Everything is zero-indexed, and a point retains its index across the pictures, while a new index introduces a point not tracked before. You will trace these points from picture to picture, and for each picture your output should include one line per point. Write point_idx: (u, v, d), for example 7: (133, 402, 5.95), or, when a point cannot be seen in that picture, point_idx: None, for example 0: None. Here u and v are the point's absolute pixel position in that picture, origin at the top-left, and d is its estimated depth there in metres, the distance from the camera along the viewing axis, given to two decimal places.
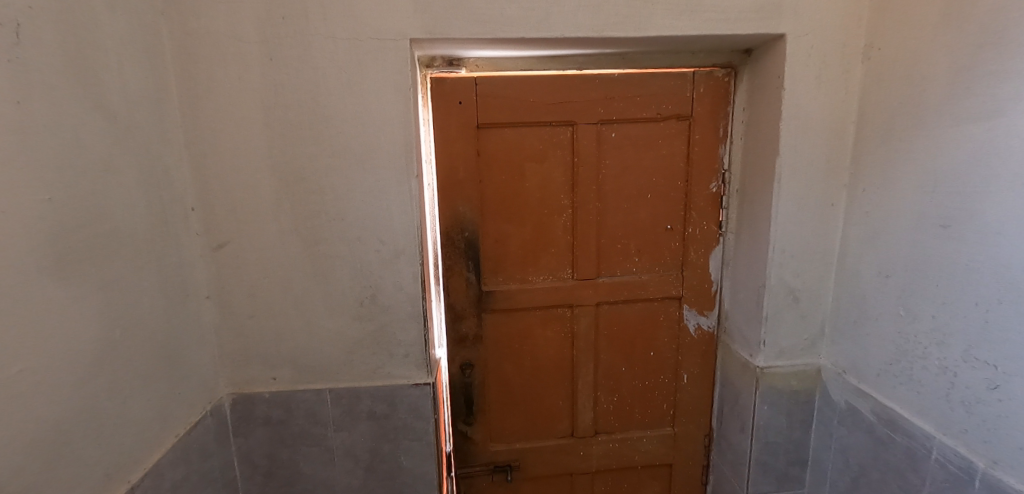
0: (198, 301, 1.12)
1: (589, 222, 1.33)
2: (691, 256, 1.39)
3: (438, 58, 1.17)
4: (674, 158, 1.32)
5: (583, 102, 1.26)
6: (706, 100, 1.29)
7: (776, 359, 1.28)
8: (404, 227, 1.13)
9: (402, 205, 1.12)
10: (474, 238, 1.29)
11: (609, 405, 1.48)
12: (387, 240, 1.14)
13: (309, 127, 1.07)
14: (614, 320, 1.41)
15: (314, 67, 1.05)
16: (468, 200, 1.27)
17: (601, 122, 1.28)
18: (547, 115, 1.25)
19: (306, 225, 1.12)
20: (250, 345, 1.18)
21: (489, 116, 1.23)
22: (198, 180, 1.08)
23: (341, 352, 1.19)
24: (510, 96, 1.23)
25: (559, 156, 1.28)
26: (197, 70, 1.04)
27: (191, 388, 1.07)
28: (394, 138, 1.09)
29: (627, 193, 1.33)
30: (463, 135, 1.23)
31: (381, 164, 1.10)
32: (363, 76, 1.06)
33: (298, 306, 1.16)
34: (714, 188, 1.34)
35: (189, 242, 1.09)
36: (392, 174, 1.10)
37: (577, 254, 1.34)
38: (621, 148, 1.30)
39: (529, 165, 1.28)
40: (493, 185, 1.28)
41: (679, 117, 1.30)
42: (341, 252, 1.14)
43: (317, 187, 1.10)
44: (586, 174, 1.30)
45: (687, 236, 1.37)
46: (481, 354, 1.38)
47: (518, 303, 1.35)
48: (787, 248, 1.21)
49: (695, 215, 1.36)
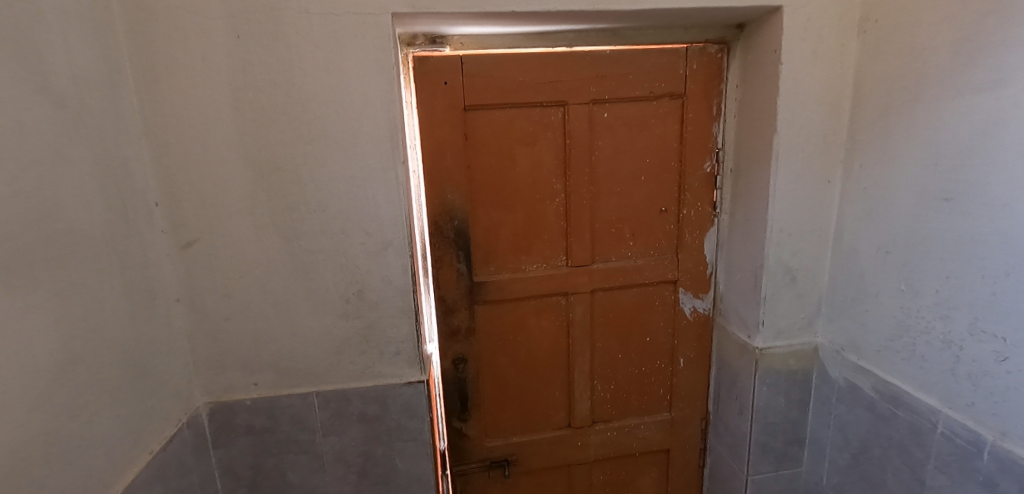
0: (168, 305, 1.02)
1: (582, 207, 1.27)
2: (686, 239, 1.35)
3: (421, 35, 1.11)
4: (667, 138, 1.28)
5: (574, 81, 1.19)
6: (698, 78, 1.26)
7: (774, 340, 1.27)
8: (391, 217, 1.06)
9: (388, 193, 1.05)
10: (464, 226, 1.23)
11: (606, 393, 1.44)
12: (373, 232, 1.07)
13: (282, 110, 0.98)
14: (610, 307, 1.37)
15: (287, 45, 0.95)
16: (457, 186, 1.20)
17: (593, 101, 1.22)
18: (536, 96, 1.19)
19: (284, 218, 1.04)
20: (227, 350, 1.09)
21: (475, 97, 1.16)
22: (161, 172, 0.99)
23: (328, 352, 1.12)
24: (497, 75, 1.16)
25: (550, 139, 1.23)
26: (154, 48, 0.93)
27: (164, 399, 0.98)
28: (377, 121, 1.01)
29: (620, 175, 1.28)
30: (449, 117, 1.16)
31: (364, 150, 1.02)
32: (341, 54, 0.97)
33: (278, 305, 1.09)
34: (709, 168, 1.31)
35: (155, 241, 0.99)
36: (376, 161, 1.03)
37: (571, 240, 1.29)
38: (614, 128, 1.25)
39: (519, 149, 1.22)
40: (482, 170, 1.21)
41: (672, 95, 1.26)
42: (324, 246, 1.06)
43: (295, 176, 1.02)
44: (579, 157, 1.24)
45: (682, 218, 1.33)
46: (475, 348, 1.32)
47: (511, 294, 1.30)
48: (785, 227, 1.19)
49: (690, 197, 1.32)
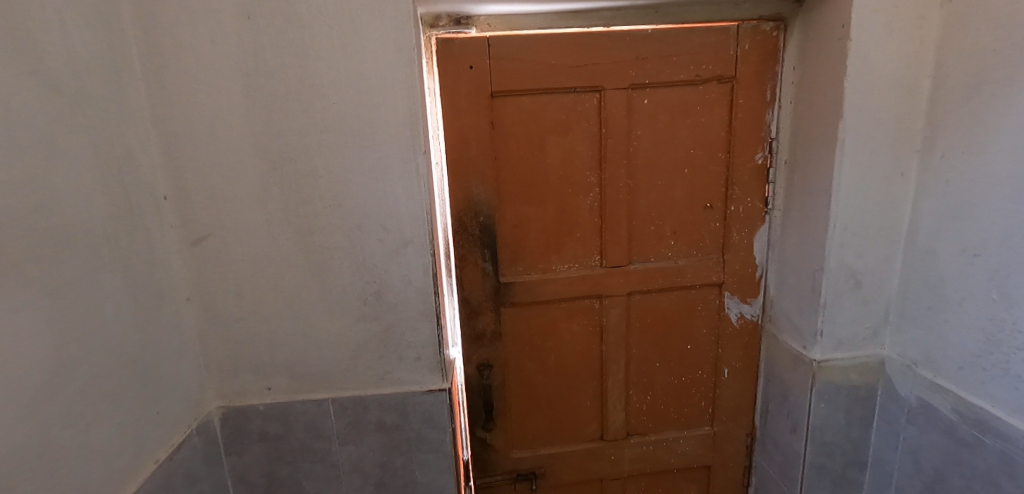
0: (177, 305, 0.97)
1: (618, 202, 1.16)
2: (733, 238, 1.22)
3: (445, 16, 1.01)
4: (714, 126, 1.15)
5: (611, 64, 1.08)
6: (751, 59, 1.12)
7: (833, 351, 1.14)
8: (411, 213, 0.98)
9: (408, 187, 0.97)
10: (489, 223, 1.14)
11: (642, 404, 1.33)
12: (392, 229, 0.99)
13: (295, 97, 0.91)
14: (647, 312, 1.25)
15: (300, 25, 0.88)
16: (483, 180, 1.11)
17: (632, 86, 1.10)
18: (570, 80, 1.08)
19: (297, 213, 0.97)
20: (239, 353, 1.04)
21: (502, 83, 1.07)
22: (170, 164, 0.93)
23: (344, 357, 1.05)
24: (527, 57, 1.06)
25: (584, 128, 1.12)
26: (161, 30, 0.87)
27: (171, 405, 0.93)
28: (397, 108, 0.93)
29: (660, 168, 1.16)
30: (474, 105, 1.07)
31: (382, 139, 0.94)
32: (358, 35, 0.89)
33: (292, 306, 1.02)
34: (761, 159, 1.18)
35: (164, 237, 0.94)
36: (395, 152, 0.95)
37: (606, 238, 1.18)
38: (654, 116, 1.13)
39: (550, 139, 1.12)
40: (509, 162, 1.12)
41: (720, 78, 1.13)
42: (339, 243, 0.99)
43: (309, 168, 0.95)
44: (615, 147, 1.13)
45: (729, 215, 1.21)
46: (500, 354, 1.23)
47: (540, 296, 1.20)
48: (849, 226, 1.06)
49: (738, 191, 1.19)
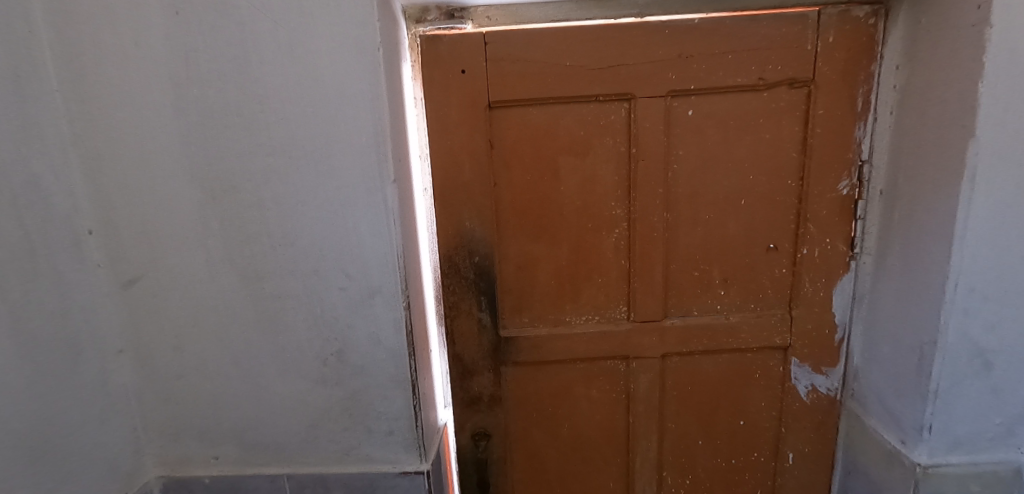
0: (104, 358, 0.81)
1: (652, 241, 0.91)
2: (804, 290, 0.93)
3: (434, 8, 0.82)
4: (783, 145, 0.88)
5: (645, 65, 0.83)
6: (837, 55, 0.83)
7: (945, 454, 0.83)
8: (378, 256, 0.78)
9: (374, 224, 0.76)
10: (486, 265, 0.91)
11: (678, 489, 1.07)
12: (356, 275, 0.79)
13: (235, 110, 0.73)
14: (686, 378, 0.99)
15: (239, 21, 0.69)
16: (479, 211, 0.88)
17: (672, 93, 0.84)
18: (589, 86, 0.84)
19: (242, 253, 0.79)
20: (181, 415, 0.87)
21: (502, 90, 0.84)
22: (95, 193, 0.77)
23: (301, 426, 0.86)
24: (533, 58, 0.83)
25: (607, 147, 0.87)
26: (76, 30, 0.71)
27: (84, 482, 0.77)
28: (359, 124, 0.72)
29: (707, 197, 0.90)
30: (467, 119, 0.85)
31: (341, 164, 0.74)
32: (309, 31, 0.69)
33: (239, 364, 0.84)
34: (846, 189, 0.88)
35: (87, 279, 0.78)
36: (357, 179, 0.74)
37: (635, 286, 0.93)
38: (702, 131, 0.87)
39: (564, 161, 0.88)
40: (511, 189, 0.89)
41: (793, 82, 0.84)
42: (293, 291, 0.80)
43: (254, 198, 0.76)
44: (648, 172, 0.87)
45: (801, 260, 0.92)
46: (500, 422, 1.01)
47: (549, 355, 0.96)
48: (979, 286, 0.75)
49: (813, 230, 0.90)
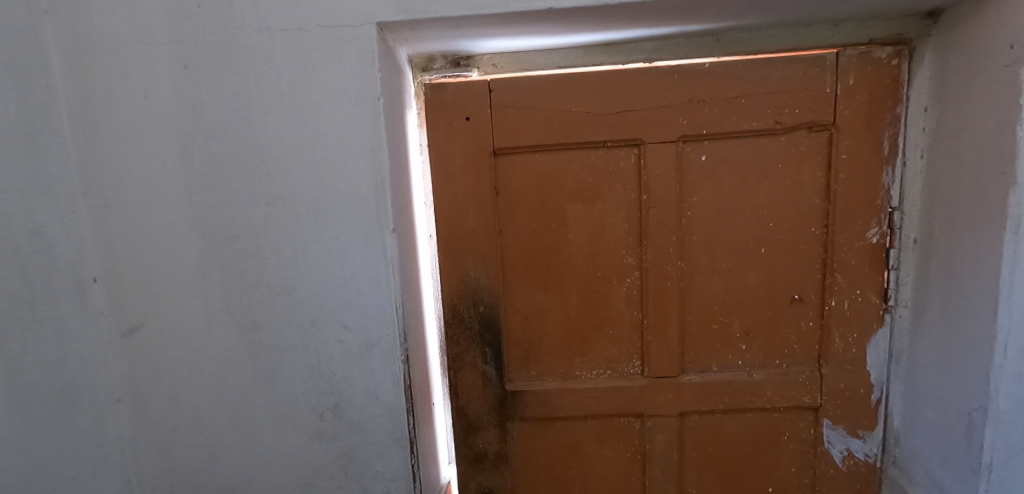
0: (104, 407, 0.78)
1: (666, 291, 0.86)
2: (834, 345, 0.86)
3: (440, 56, 0.83)
4: (805, 190, 0.83)
5: (654, 110, 0.80)
6: (859, 98, 0.79)
7: None
8: (376, 308, 0.75)
9: (372, 275, 0.74)
10: (491, 315, 0.87)
11: None
12: (354, 327, 0.76)
13: (239, 161, 0.73)
14: (707, 439, 0.91)
15: (245, 74, 0.70)
16: (484, 259, 0.86)
17: (683, 138, 0.81)
18: (597, 132, 0.82)
19: (241, 302, 0.77)
20: (174, 469, 0.84)
21: (507, 137, 0.82)
22: (100, 241, 0.77)
23: (295, 484, 0.82)
24: (539, 105, 0.81)
25: (617, 193, 0.84)
26: (92, 85, 0.72)
27: None
28: (360, 174, 0.71)
29: (723, 246, 0.85)
30: (473, 166, 0.83)
31: (341, 214, 0.73)
32: (312, 83, 0.70)
33: (235, 416, 0.81)
34: (876, 237, 0.82)
35: (90, 327, 0.76)
36: (356, 229, 0.73)
37: (649, 339, 0.87)
38: (716, 178, 0.83)
39: (572, 208, 0.85)
40: (517, 237, 0.86)
41: (813, 125, 0.80)
42: (291, 342, 0.78)
43: (254, 247, 0.75)
44: (660, 219, 0.84)
45: (829, 313, 0.85)
46: (506, 482, 0.94)
47: (558, 411, 0.90)
48: None
49: (842, 281, 0.84)
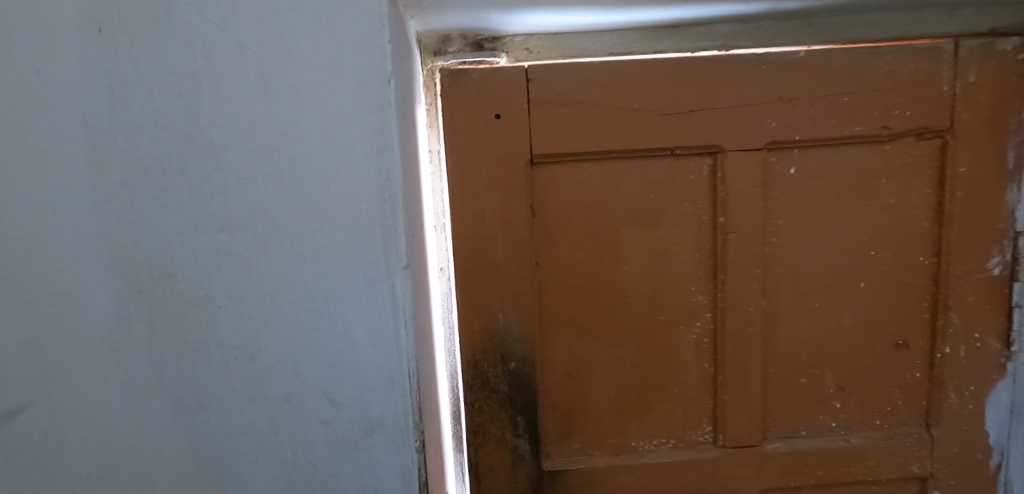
0: None
1: (747, 338, 0.68)
2: (946, 401, 0.70)
3: (458, 37, 0.64)
4: (913, 210, 0.67)
5: (735, 109, 0.63)
6: (979, 100, 0.64)
7: None
8: (378, 374, 0.54)
9: (372, 329, 0.53)
10: (525, 374, 0.67)
11: None
12: (345, 403, 0.54)
13: (182, 167, 0.51)
14: None
15: (187, 43, 0.49)
16: (516, 304, 0.65)
17: (770, 145, 0.65)
18: (663, 137, 0.64)
19: (178, 370, 0.54)
20: None
21: (548, 143, 0.63)
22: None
23: None
24: (591, 100, 0.63)
25: (686, 214, 0.66)
26: None
27: None
28: (361, 188, 0.51)
29: (815, 277, 0.68)
30: (503, 178, 0.63)
31: (330, 244, 0.52)
32: (288, 59, 0.49)
33: None
34: (998, 268, 0.67)
35: None
36: (353, 265, 0.52)
37: (724, 399, 0.69)
38: (809, 195, 0.66)
39: (630, 233, 0.66)
40: (558, 272, 0.66)
41: (924, 132, 0.65)
42: (253, 425, 0.55)
43: (202, 291, 0.53)
44: (742, 247, 0.66)
45: (941, 361, 0.69)
46: None
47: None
48: None
49: (956, 321, 0.68)
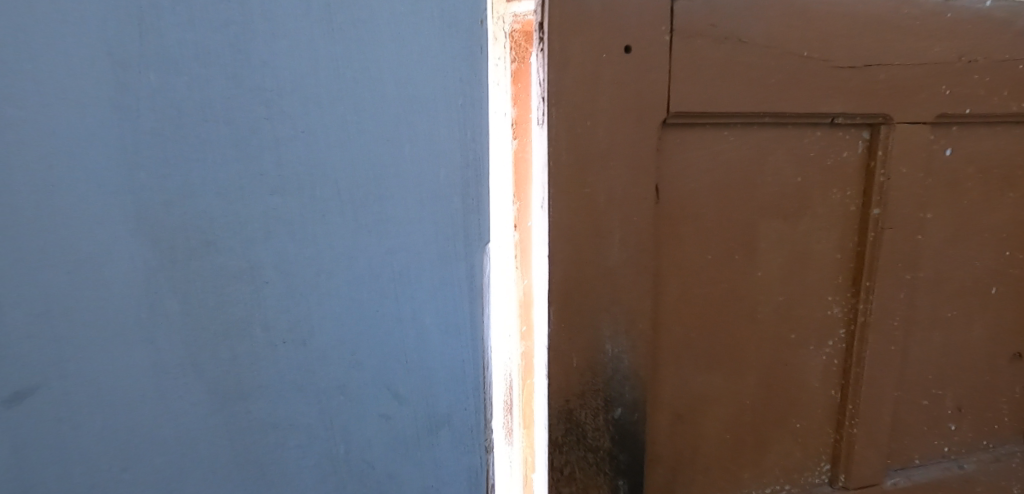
0: None
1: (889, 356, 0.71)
2: None
3: None
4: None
5: (912, 74, 0.62)
6: None
7: None
8: (449, 361, 0.49)
9: (446, 311, 0.48)
10: (634, 424, 0.62)
11: None
12: (410, 394, 0.49)
13: (226, 115, 0.42)
14: None
15: None
16: (632, 311, 0.59)
17: (941, 116, 0.65)
18: (831, 97, 0.60)
19: (216, 354, 0.46)
20: None
21: (692, 97, 0.55)
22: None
23: None
24: (758, 35, 0.56)
25: (831, 208, 0.66)
26: None
27: None
28: (442, 154, 0.45)
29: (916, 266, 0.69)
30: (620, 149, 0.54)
31: (403, 214, 0.45)
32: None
33: None
34: None
35: None
36: (428, 240, 0.46)
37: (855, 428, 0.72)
38: (956, 207, 0.69)
39: (767, 230, 0.64)
40: (686, 259, 0.61)
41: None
42: (303, 418, 0.48)
43: (248, 262, 0.45)
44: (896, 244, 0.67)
45: None
46: None
47: None
48: None
49: None
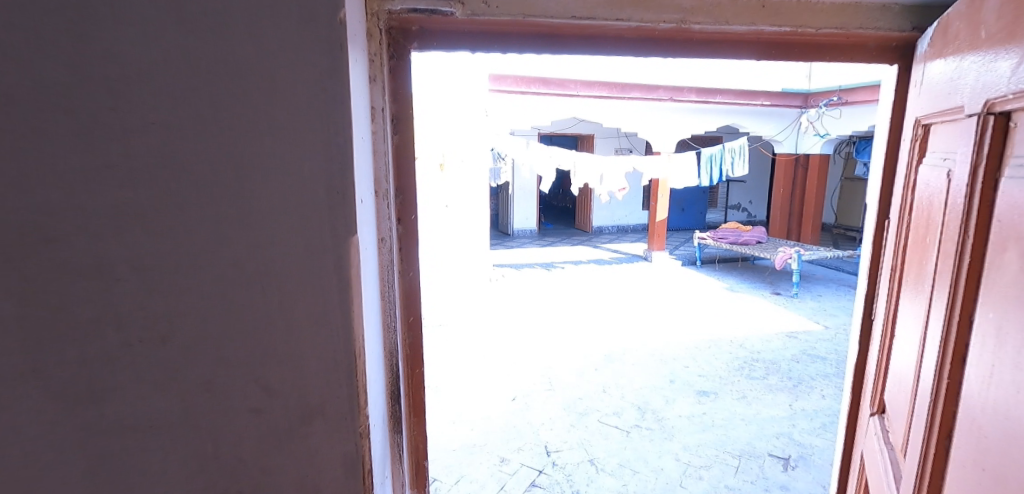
0: None
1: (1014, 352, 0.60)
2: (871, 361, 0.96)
3: None
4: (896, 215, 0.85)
5: None
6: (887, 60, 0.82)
7: None
8: (324, 352, 0.49)
9: (318, 303, 0.48)
10: None
11: None
12: (285, 385, 0.49)
13: (60, 105, 0.40)
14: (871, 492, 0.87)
15: None
16: None
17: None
18: None
19: (62, 358, 0.44)
20: None
21: None
22: None
23: None
24: None
25: None
26: None
27: None
28: (304, 145, 0.45)
29: (918, 310, 0.70)
30: None
31: (268, 205, 0.45)
32: None
33: None
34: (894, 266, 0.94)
35: None
36: (293, 231, 0.46)
37: None
38: None
39: None
40: None
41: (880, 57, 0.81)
42: (170, 416, 0.47)
43: (97, 258, 0.43)
44: None
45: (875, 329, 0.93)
46: None
47: None
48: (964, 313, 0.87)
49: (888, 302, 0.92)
